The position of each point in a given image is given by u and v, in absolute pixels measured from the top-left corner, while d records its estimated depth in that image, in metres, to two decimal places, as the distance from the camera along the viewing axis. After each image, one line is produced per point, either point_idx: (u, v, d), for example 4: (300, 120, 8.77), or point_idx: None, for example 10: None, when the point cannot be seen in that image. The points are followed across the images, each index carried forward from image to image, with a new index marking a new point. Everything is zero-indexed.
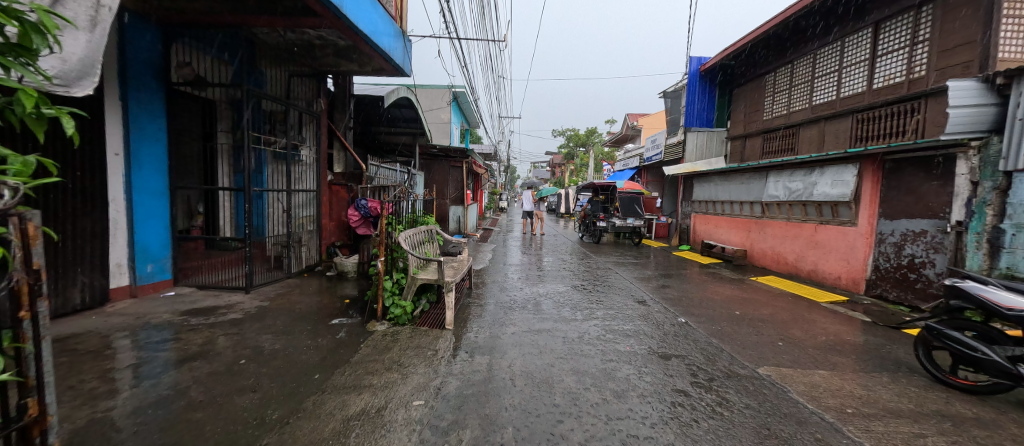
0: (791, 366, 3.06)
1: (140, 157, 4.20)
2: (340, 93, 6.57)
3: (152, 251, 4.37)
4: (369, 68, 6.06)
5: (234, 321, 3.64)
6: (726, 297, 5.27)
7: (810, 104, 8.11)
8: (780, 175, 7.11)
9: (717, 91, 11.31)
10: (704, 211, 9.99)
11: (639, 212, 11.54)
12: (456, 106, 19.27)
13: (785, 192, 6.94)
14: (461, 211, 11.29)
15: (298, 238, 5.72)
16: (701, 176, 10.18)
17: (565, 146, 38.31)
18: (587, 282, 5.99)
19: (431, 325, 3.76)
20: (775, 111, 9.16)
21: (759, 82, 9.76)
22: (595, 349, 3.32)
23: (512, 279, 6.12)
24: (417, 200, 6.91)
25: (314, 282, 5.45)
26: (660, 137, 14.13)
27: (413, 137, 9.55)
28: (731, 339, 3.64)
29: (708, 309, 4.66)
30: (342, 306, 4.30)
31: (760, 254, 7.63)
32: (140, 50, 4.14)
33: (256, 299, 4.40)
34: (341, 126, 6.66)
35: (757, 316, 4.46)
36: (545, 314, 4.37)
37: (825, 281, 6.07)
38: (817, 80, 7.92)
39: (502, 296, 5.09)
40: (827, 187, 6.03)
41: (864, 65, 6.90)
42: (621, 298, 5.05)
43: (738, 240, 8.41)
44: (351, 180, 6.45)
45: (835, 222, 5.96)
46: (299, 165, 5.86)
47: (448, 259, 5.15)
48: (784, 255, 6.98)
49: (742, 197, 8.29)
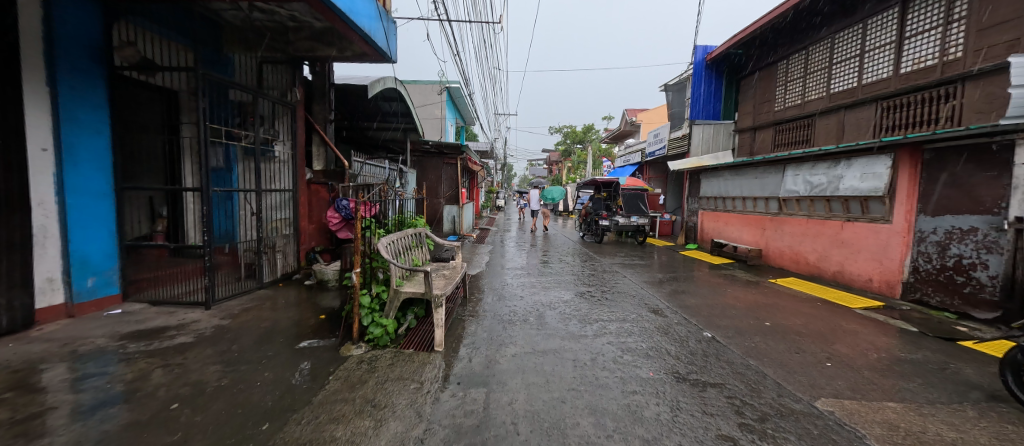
0: (854, 398, 2.52)
1: (75, 153, 3.58)
2: (319, 82, 5.87)
3: (94, 262, 3.77)
4: (349, 54, 5.41)
5: (182, 347, 3.05)
6: (749, 304, 4.73)
7: (827, 92, 7.58)
8: (799, 168, 6.59)
9: (725, 81, 10.68)
10: (712, 207, 9.46)
11: (643, 210, 11.02)
12: (451, 101, 18.66)
13: (806, 187, 6.42)
14: (456, 211, 10.69)
15: (272, 244, 5.12)
16: (709, 171, 9.63)
17: (562, 143, 37.73)
18: (594, 288, 5.43)
19: (417, 348, 3.20)
20: (788, 101, 8.62)
21: (770, 70, 9.21)
22: (613, 378, 2.76)
23: (511, 286, 5.56)
24: (406, 200, 6.34)
25: (289, 293, 4.86)
26: (663, 131, 13.40)
27: (403, 133, 8.93)
28: (771, 359, 3.08)
29: (735, 319, 4.11)
30: (315, 323, 3.72)
31: (777, 254, 7.12)
32: (72, 27, 3.52)
33: (217, 316, 3.80)
34: (320, 118, 5.97)
35: (791, 327, 3.91)
36: (550, 330, 3.80)
37: (853, 283, 5.56)
38: (836, 67, 7.38)
39: (500, 307, 4.52)
40: (856, 181, 5.52)
41: (889, 48, 6.37)
42: (633, 307, 4.50)
43: (750, 238, 7.89)
44: (332, 178, 5.87)
45: (864, 218, 5.43)
46: (273, 161, 5.24)
47: (439, 266, 4.56)
48: (803, 254, 6.46)
49: (756, 192, 7.75)
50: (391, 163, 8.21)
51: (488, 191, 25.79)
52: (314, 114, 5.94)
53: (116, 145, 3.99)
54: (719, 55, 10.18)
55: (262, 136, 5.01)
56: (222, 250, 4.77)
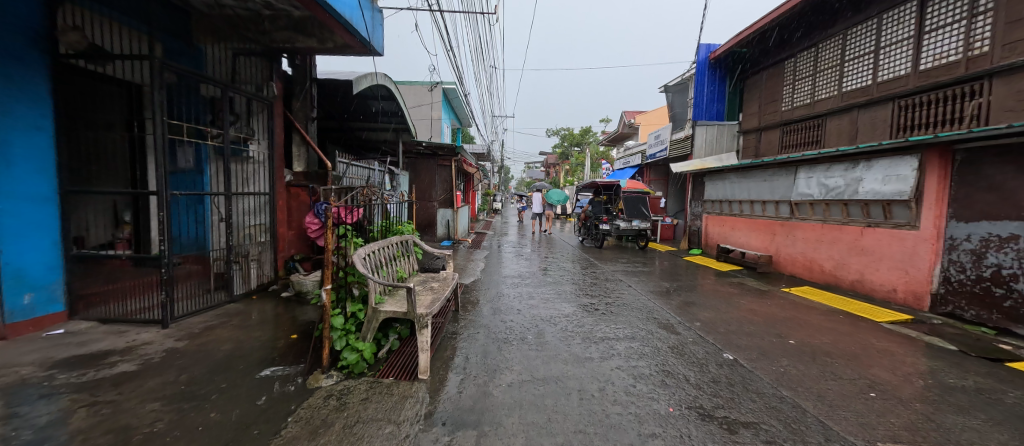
0: (915, 442, 2.11)
1: (8, 151, 3.13)
2: (300, 76, 5.40)
3: (31, 275, 3.30)
4: (331, 46, 4.96)
5: (121, 378, 2.59)
6: (767, 318, 4.33)
7: (839, 90, 7.24)
8: (814, 170, 6.21)
9: (728, 81, 10.39)
10: (718, 211, 9.08)
11: (645, 214, 10.63)
12: (446, 102, 18.28)
13: (821, 190, 6.05)
14: (450, 214, 10.28)
15: (246, 253, 4.66)
16: (714, 173, 9.26)
17: (559, 146, 37.49)
18: (596, 299, 5.00)
19: (399, 376, 2.77)
20: (796, 101, 8.27)
21: (777, 69, 8.86)
22: (627, 416, 2.32)
23: (507, 298, 5.12)
24: (395, 204, 5.91)
25: (263, 306, 4.42)
26: (664, 132, 12.97)
27: (394, 133, 8.50)
28: (807, 389, 2.67)
29: (755, 337, 3.70)
30: (285, 344, 3.27)
31: (788, 260, 6.73)
32: (6, 8, 3.08)
33: (174, 337, 3.35)
34: (300, 116, 5.50)
35: (820, 347, 3.51)
36: (551, 352, 3.34)
37: (875, 293, 5.18)
38: (848, 64, 7.04)
39: (496, 323, 4.09)
40: (878, 184, 5.15)
41: (907, 44, 6.03)
42: (641, 322, 4.08)
43: (759, 243, 7.51)
44: (313, 181, 5.41)
45: (887, 224, 5.05)
46: (247, 161, 4.79)
47: (428, 277, 4.11)
48: (818, 262, 6.08)
49: (765, 196, 7.38)
50: (380, 164, 7.75)
51: (484, 194, 25.37)
52: (293, 111, 5.47)
53: (62, 143, 3.54)
54: (722, 54, 9.88)
55: (233, 135, 4.57)
56: (190, 259, 4.31)
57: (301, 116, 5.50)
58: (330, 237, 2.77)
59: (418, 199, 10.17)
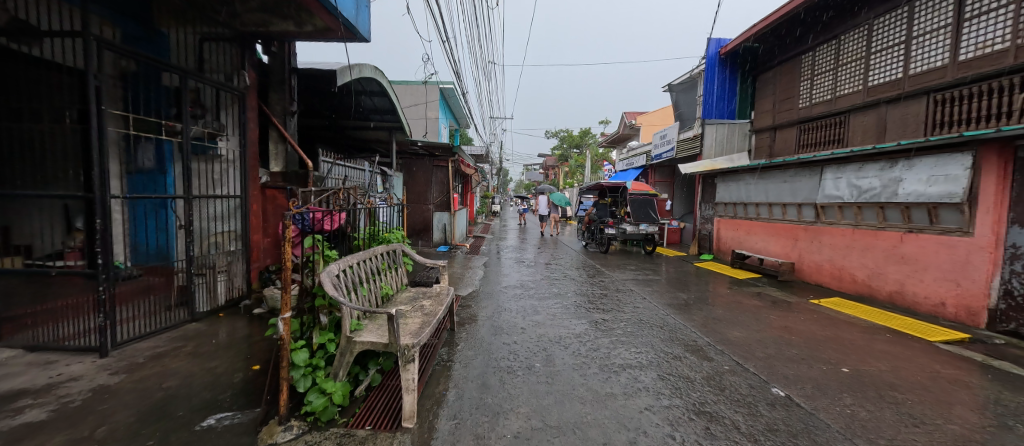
0: None
1: None
2: (277, 65, 4.76)
3: None
4: (311, 30, 4.36)
5: (14, 435, 1.99)
6: (808, 338, 3.79)
7: (864, 85, 6.75)
8: (842, 170, 5.69)
9: (740, 78, 9.93)
10: (731, 214, 8.55)
11: (653, 218, 10.08)
12: (444, 103, 17.74)
13: (852, 191, 5.53)
14: (447, 218, 9.73)
15: (212, 265, 4.09)
16: (725, 174, 8.74)
17: (559, 148, 37.12)
18: (609, 315, 4.45)
19: (378, 425, 2.21)
20: (815, 96, 7.76)
21: (794, 63, 8.35)
22: None
23: (508, 313, 4.55)
24: (385, 209, 5.38)
25: (230, 325, 3.85)
26: (670, 132, 12.44)
27: (388, 132, 8.02)
28: (891, 442, 2.11)
29: (803, 364, 3.15)
30: (240, 380, 2.68)
31: (813, 268, 6.20)
32: None
33: (108, 369, 2.77)
34: (277, 109, 4.83)
35: (881, 378, 2.96)
36: (564, 387, 2.76)
37: (919, 307, 4.64)
38: (874, 56, 6.55)
39: (497, 347, 3.51)
40: (922, 185, 4.63)
41: (943, 33, 5.55)
42: (665, 344, 3.52)
43: (779, 249, 6.97)
44: (292, 182, 4.83)
45: (933, 230, 4.55)
46: (215, 161, 4.23)
47: (418, 293, 3.57)
48: (849, 271, 5.55)
49: (785, 198, 6.86)
50: (371, 163, 7.17)
51: (483, 196, 24.85)
52: (270, 104, 4.82)
53: None
54: (733, 49, 9.40)
55: (196, 130, 3.98)
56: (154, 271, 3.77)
57: (278, 111, 4.85)
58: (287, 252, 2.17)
59: (412, 202, 9.61)
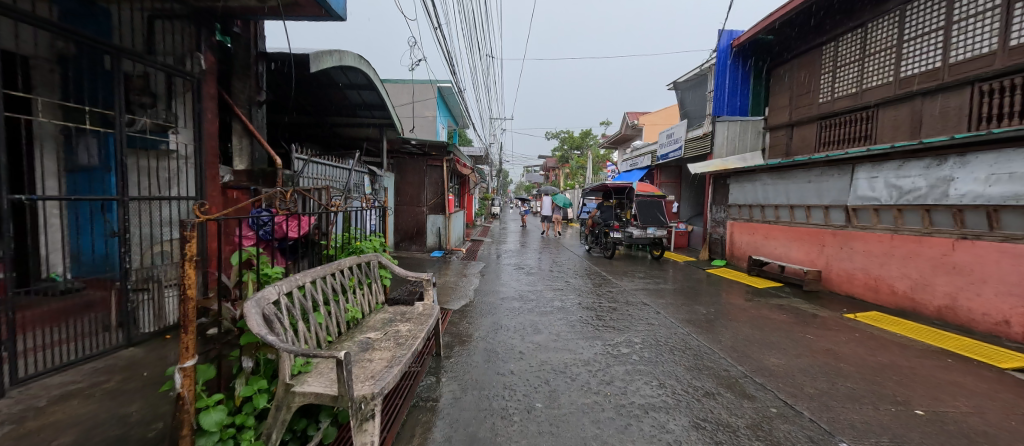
0: None
1: None
2: (241, 49, 4.17)
3: None
4: (276, 6, 3.77)
5: None
6: (858, 366, 3.21)
7: (895, 76, 6.17)
8: (878, 169, 5.11)
9: (753, 71, 9.33)
10: (745, 217, 7.96)
11: (661, 221, 9.46)
12: (441, 101, 17.14)
13: (891, 192, 4.95)
14: (441, 221, 9.21)
15: (158, 278, 3.52)
16: (739, 174, 8.15)
17: (560, 150, 36.64)
18: (622, 335, 3.83)
19: None
20: (839, 90, 7.18)
21: (815, 54, 7.75)
22: None
23: (505, 333, 3.94)
24: (369, 213, 4.81)
25: (174, 349, 3.26)
26: (678, 130, 11.83)
27: (378, 129, 7.49)
28: None
29: (865, 404, 2.56)
30: (154, 436, 2.07)
31: (843, 278, 5.62)
32: None
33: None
34: (241, 99, 4.19)
35: (966, 424, 2.37)
36: (571, 441, 2.14)
37: (976, 325, 4.05)
38: (907, 45, 5.97)
39: (490, 381, 2.89)
40: (980, 185, 4.05)
41: (990, 15, 4.97)
42: (693, 376, 2.91)
43: (802, 256, 6.37)
44: (259, 182, 4.23)
45: (992, 236, 3.97)
46: (164, 157, 3.63)
47: (396, 314, 2.97)
48: (888, 282, 4.96)
49: (809, 199, 6.28)
50: (358, 163, 6.58)
51: (483, 198, 24.28)
52: (233, 93, 4.20)
53: None
54: (746, 41, 8.81)
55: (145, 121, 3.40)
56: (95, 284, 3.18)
57: (242, 100, 4.22)
58: (190, 271, 1.50)
59: (404, 204, 9.00)
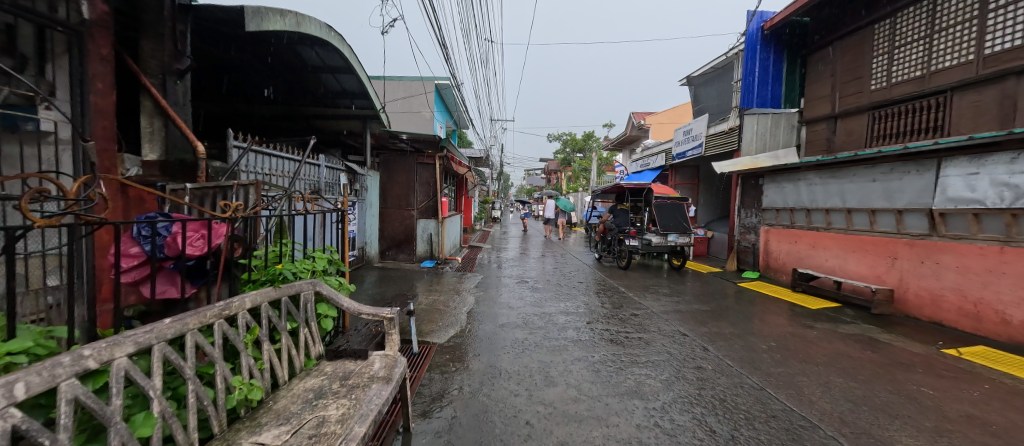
0: None
1: None
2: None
3: None
4: None
5: None
6: None
7: (976, 53, 5.11)
8: (982, 163, 4.04)
9: (786, 59, 8.26)
10: (784, 223, 6.90)
11: (682, 225, 8.39)
12: (438, 100, 16.20)
13: (1001, 192, 3.88)
14: (434, 227, 8.11)
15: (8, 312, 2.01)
16: (774, 173, 7.11)
17: (562, 152, 35.66)
18: (670, 391, 2.73)
19: None
20: (900, 74, 6.10)
21: (866, 34, 6.66)
22: None
23: (505, 385, 2.84)
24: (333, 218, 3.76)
25: None
26: (696, 126, 10.74)
27: (361, 121, 6.49)
28: None
29: None
30: None
31: (925, 299, 4.53)
32: None
33: None
34: (151, 66, 3.08)
35: None
36: None
37: None
38: (992, 14, 4.92)
39: None
40: None
41: None
42: None
43: (865, 270, 5.28)
44: (177, 177, 3.12)
45: None
46: None
47: (333, 380, 1.89)
48: (998, 308, 3.85)
49: (874, 202, 5.23)
50: (331, 158, 5.54)
51: (483, 203, 23.27)
52: (139, 59, 3.07)
53: None
54: (779, 24, 7.73)
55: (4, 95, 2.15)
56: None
57: (153, 67, 3.09)
58: None
59: (392, 208, 7.94)
